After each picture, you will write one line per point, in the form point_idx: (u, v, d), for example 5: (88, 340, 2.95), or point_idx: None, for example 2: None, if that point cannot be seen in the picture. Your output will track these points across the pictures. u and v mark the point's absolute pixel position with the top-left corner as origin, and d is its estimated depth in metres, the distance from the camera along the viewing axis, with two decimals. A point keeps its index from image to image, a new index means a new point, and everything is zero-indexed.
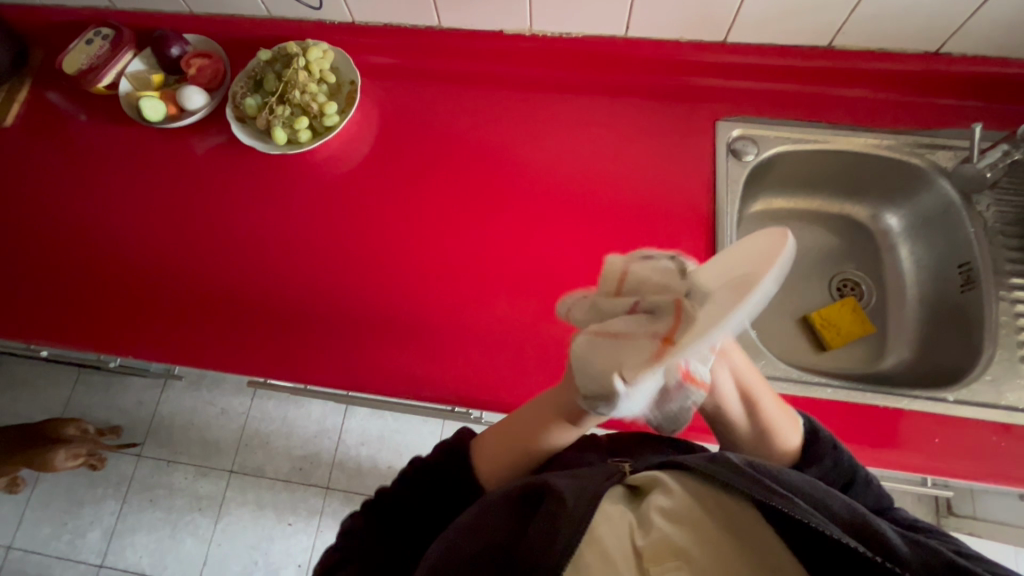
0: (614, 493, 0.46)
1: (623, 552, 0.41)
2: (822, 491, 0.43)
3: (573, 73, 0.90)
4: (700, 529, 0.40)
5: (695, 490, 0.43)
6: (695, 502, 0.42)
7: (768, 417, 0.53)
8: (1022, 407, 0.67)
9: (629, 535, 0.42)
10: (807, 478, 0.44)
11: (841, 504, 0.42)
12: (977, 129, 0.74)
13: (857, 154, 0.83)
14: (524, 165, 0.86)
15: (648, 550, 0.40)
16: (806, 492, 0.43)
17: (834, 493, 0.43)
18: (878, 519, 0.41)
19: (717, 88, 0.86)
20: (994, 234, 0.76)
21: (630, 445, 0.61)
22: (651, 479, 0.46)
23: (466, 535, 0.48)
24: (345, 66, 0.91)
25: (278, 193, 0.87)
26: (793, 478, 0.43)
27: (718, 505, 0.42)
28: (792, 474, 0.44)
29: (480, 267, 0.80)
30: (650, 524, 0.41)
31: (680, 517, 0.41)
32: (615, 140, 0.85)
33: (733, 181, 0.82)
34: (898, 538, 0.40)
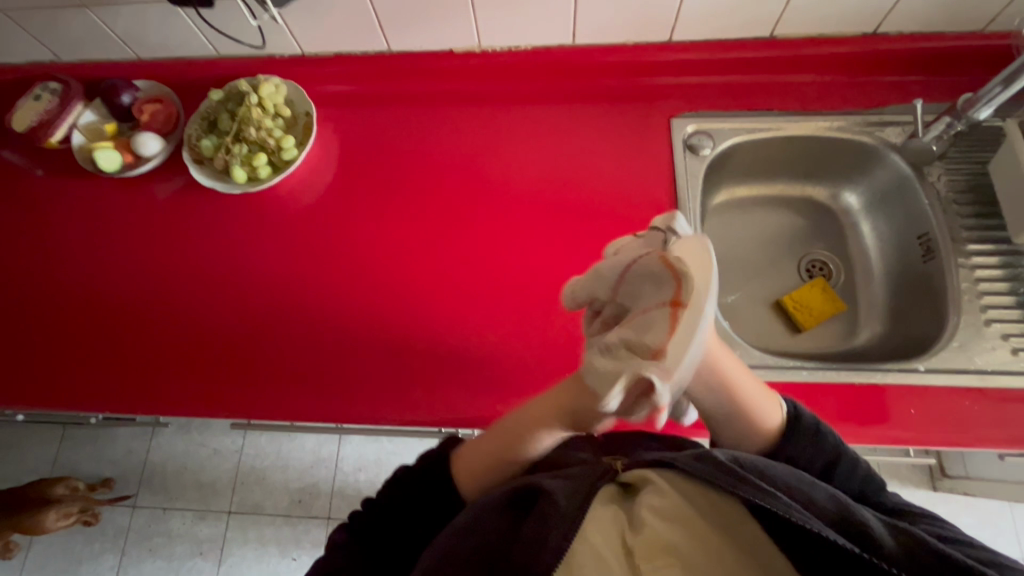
0: (606, 491, 0.46)
1: (615, 549, 0.41)
2: (807, 483, 0.43)
3: (526, 85, 0.91)
4: (690, 526, 0.40)
5: (682, 488, 0.43)
6: (685, 502, 0.42)
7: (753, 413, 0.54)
8: (991, 369, 0.69)
9: (620, 533, 0.42)
10: (793, 470, 0.44)
11: (825, 496, 0.42)
12: (918, 105, 0.76)
13: (810, 138, 0.85)
14: (487, 180, 0.86)
15: (638, 548, 0.40)
16: (793, 487, 0.43)
17: (817, 484, 0.43)
18: (860, 507, 0.42)
19: (669, 86, 0.88)
20: (948, 203, 0.78)
21: (631, 443, 0.60)
22: (641, 476, 0.46)
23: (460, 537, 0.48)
24: (299, 97, 0.91)
25: (244, 231, 0.86)
26: (778, 474, 0.43)
27: (705, 500, 0.42)
28: (777, 468, 0.44)
29: (453, 286, 0.80)
30: (642, 522, 0.41)
31: (670, 513, 0.41)
32: (574, 146, 0.86)
33: (693, 176, 0.83)
34: (882, 528, 0.41)
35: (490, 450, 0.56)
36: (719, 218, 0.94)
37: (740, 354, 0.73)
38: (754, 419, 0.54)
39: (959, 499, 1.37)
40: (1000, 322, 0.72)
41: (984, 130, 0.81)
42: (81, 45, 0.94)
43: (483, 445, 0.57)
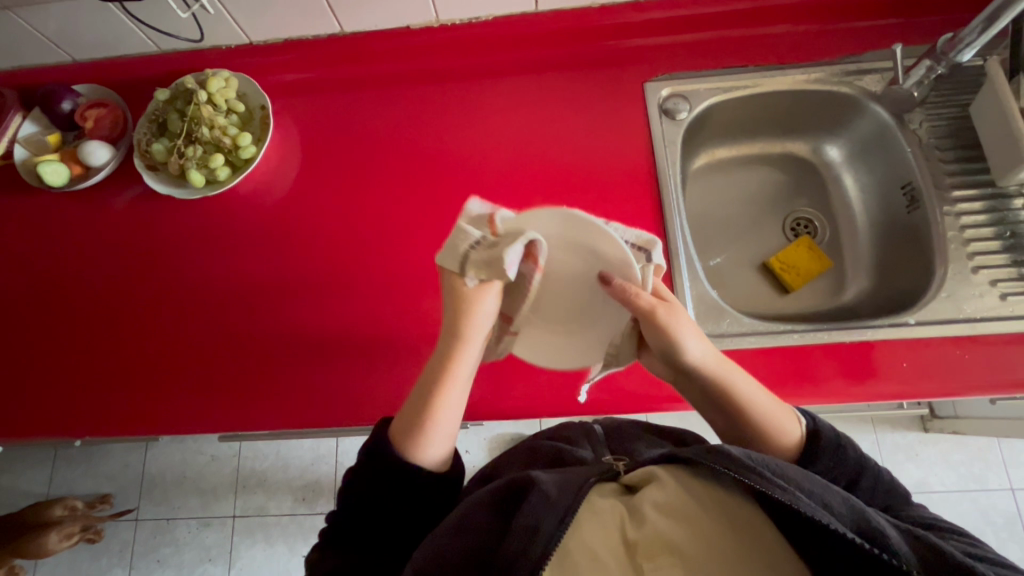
0: (605, 487, 0.46)
1: (616, 547, 0.40)
2: (820, 485, 0.42)
3: (490, 59, 0.86)
4: (696, 523, 0.40)
5: (689, 485, 0.43)
6: (688, 495, 0.42)
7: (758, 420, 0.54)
8: (980, 316, 0.68)
9: (621, 530, 0.41)
10: (803, 471, 0.43)
11: (840, 501, 0.41)
12: (897, 49, 0.73)
13: (788, 92, 0.82)
14: (458, 163, 0.82)
15: (640, 544, 0.40)
16: (806, 488, 0.41)
17: (831, 487, 0.42)
18: (876, 514, 0.41)
19: (639, 49, 0.84)
20: (931, 149, 0.76)
21: (637, 445, 0.62)
22: (646, 476, 0.45)
23: (451, 538, 0.46)
24: (251, 90, 0.85)
25: (208, 238, 0.82)
26: (792, 474, 0.42)
27: (713, 498, 0.42)
28: (789, 468, 0.42)
29: (433, 278, 0.77)
30: (643, 516, 0.41)
31: (675, 511, 0.41)
32: (545, 120, 0.83)
33: (670, 142, 0.80)
34: (896, 535, 0.40)
35: (414, 409, 0.56)
36: (699, 183, 0.92)
37: (729, 323, 0.72)
38: (769, 432, 0.54)
39: (949, 438, 1.42)
40: (988, 270, 0.70)
41: (963, 71, 0.79)
42: (9, 51, 0.87)
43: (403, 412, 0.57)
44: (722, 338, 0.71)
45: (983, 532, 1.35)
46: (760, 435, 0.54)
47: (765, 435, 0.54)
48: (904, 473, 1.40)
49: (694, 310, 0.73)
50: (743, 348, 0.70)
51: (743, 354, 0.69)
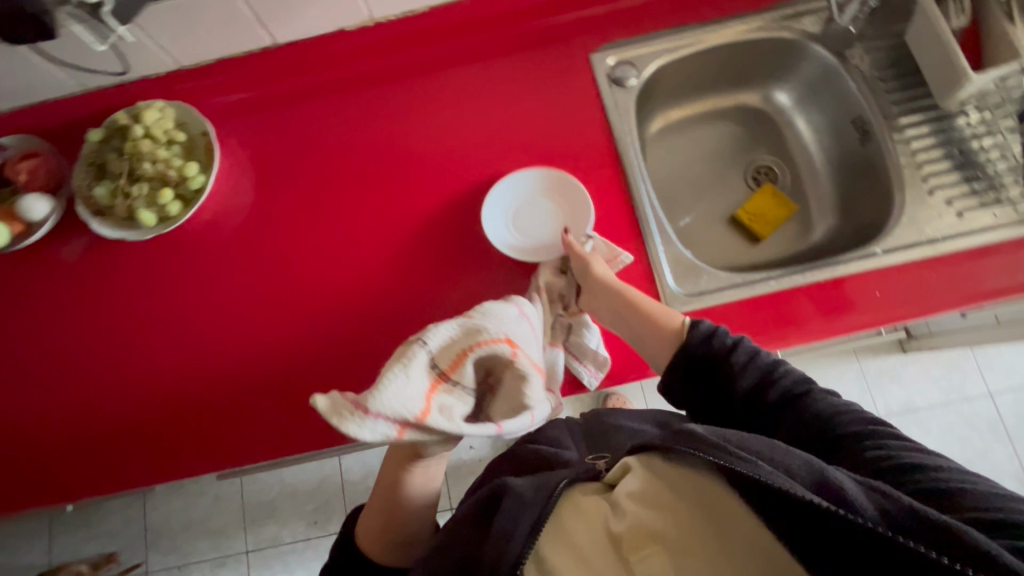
0: (587, 486, 0.49)
1: (600, 543, 0.43)
2: (780, 451, 0.43)
3: (431, 52, 0.84)
4: (670, 508, 0.43)
5: (658, 471, 0.45)
6: (658, 481, 0.45)
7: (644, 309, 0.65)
8: (942, 236, 0.70)
9: (603, 525, 0.44)
10: (767, 440, 0.44)
11: (803, 464, 0.42)
12: None
13: (732, 45, 0.82)
14: (416, 162, 0.81)
15: (624, 537, 0.43)
16: (768, 454, 0.43)
17: (793, 452, 0.43)
18: (836, 472, 0.42)
19: (580, 20, 0.83)
20: (874, 82, 0.77)
21: (618, 437, 0.70)
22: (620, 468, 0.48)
23: (443, 550, 0.50)
24: (190, 117, 0.81)
25: (170, 278, 0.79)
26: (752, 443, 0.43)
27: (682, 481, 0.44)
28: (752, 438, 0.44)
29: (409, 281, 0.76)
30: (622, 509, 0.44)
31: (647, 497, 0.44)
32: (497, 106, 0.82)
33: (624, 110, 0.80)
34: (860, 494, 0.40)
35: (380, 518, 0.59)
36: (658, 147, 0.92)
37: (707, 280, 0.73)
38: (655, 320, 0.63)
39: (927, 355, 1.48)
40: (943, 190, 0.73)
41: None
42: None
43: (375, 498, 0.61)
44: (703, 295, 0.72)
45: (969, 436, 1.43)
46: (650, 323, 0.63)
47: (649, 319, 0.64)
48: (889, 394, 1.47)
49: (672, 273, 0.73)
50: (724, 302, 0.71)
51: (725, 308, 0.71)
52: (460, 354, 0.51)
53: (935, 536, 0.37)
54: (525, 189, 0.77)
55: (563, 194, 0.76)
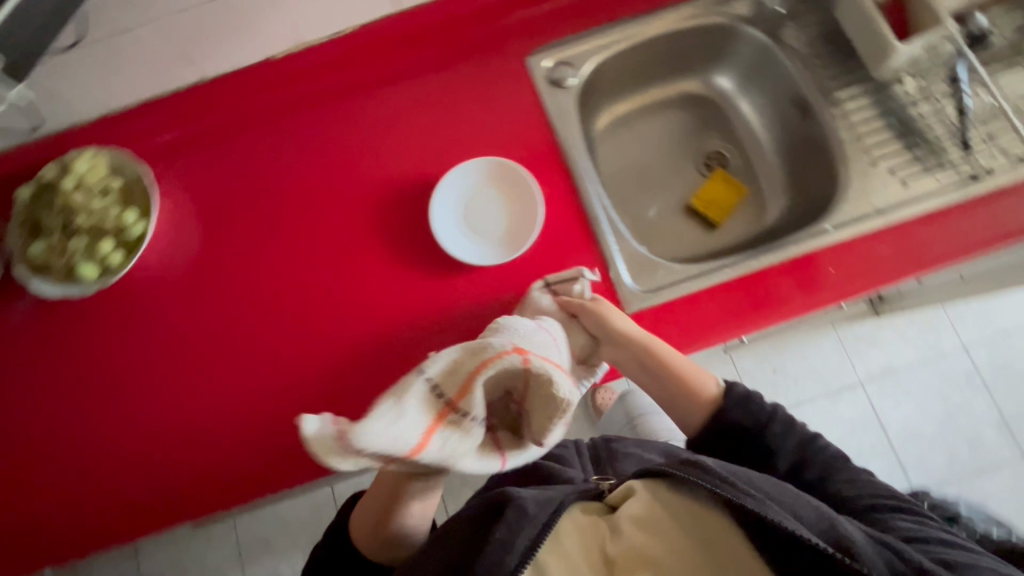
0: (588, 504, 0.55)
1: (596, 561, 0.49)
2: (791, 496, 0.50)
3: (365, 71, 0.83)
4: (665, 533, 0.48)
5: (661, 497, 0.51)
6: (659, 505, 0.50)
7: (676, 370, 0.66)
8: (889, 205, 0.71)
9: (601, 545, 0.50)
10: (778, 485, 0.51)
11: (808, 509, 0.48)
12: None
13: (667, 35, 0.82)
14: (361, 185, 0.79)
15: (618, 559, 0.48)
16: (776, 497, 0.49)
17: (801, 498, 0.50)
18: (842, 522, 0.48)
19: (511, 25, 0.82)
20: (808, 60, 0.78)
21: (623, 463, 0.76)
22: (624, 491, 0.53)
23: (439, 552, 0.54)
24: (123, 162, 0.78)
25: (120, 332, 0.77)
26: (761, 486, 0.50)
27: (687, 511, 0.49)
28: (762, 481, 0.51)
29: (364, 307, 0.75)
30: (620, 531, 0.49)
31: (648, 521, 0.49)
32: (437, 120, 0.80)
33: (566, 112, 0.79)
34: (858, 538, 0.46)
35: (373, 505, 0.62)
36: (607, 144, 0.91)
37: (663, 274, 0.72)
38: (692, 387, 0.66)
39: (901, 316, 1.50)
40: (886, 160, 0.73)
41: None
42: None
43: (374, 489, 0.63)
44: (660, 291, 0.71)
45: (948, 391, 1.45)
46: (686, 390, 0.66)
47: (686, 387, 0.66)
48: (869, 359, 1.49)
49: (628, 271, 0.73)
50: (682, 295, 0.71)
51: (683, 300, 0.71)
52: (465, 382, 0.41)
53: None
54: (450, 210, 0.75)
55: (511, 186, 0.75)
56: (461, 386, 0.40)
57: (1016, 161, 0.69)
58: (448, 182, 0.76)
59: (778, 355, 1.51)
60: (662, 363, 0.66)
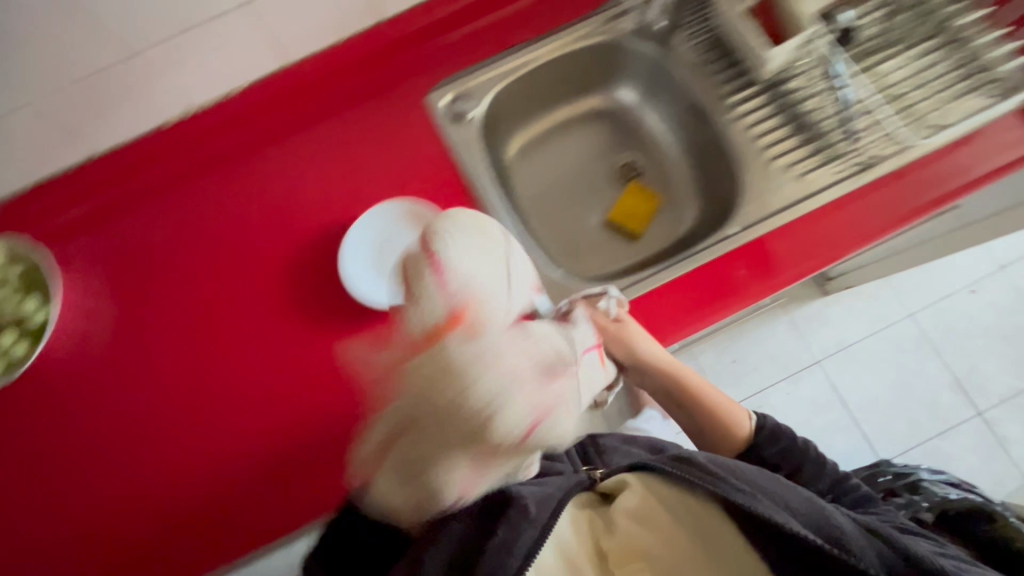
0: (583, 497, 0.56)
1: (591, 552, 0.50)
2: (785, 488, 0.51)
3: (267, 126, 0.83)
4: (660, 526, 0.50)
5: (655, 490, 0.52)
6: (654, 501, 0.52)
7: (710, 403, 0.69)
8: (789, 202, 0.72)
9: (595, 539, 0.51)
10: (771, 475, 0.52)
11: (801, 500, 0.50)
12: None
13: (562, 58, 0.81)
14: (274, 240, 0.79)
15: (613, 552, 0.49)
16: (769, 489, 0.50)
17: (794, 490, 0.51)
18: (835, 514, 0.50)
19: (408, 65, 0.82)
20: (701, 66, 0.79)
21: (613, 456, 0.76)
22: (617, 483, 0.55)
23: (426, 542, 0.51)
24: (18, 249, 0.76)
25: (35, 425, 0.74)
26: (755, 479, 0.51)
27: (682, 507, 0.51)
28: (753, 473, 0.52)
29: (287, 365, 0.74)
30: (615, 526, 0.51)
31: (644, 516, 0.51)
32: (344, 167, 0.81)
33: (471, 146, 0.79)
34: (852, 529, 0.49)
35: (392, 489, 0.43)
36: (521, 169, 0.91)
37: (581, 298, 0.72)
38: (726, 419, 0.69)
39: (849, 292, 1.53)
40: (784, 157, 0.74)
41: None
42: None
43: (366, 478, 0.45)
44: None
45: (902, 360, 1.48)
46: (720, 420, 0.69)
47: (719, 419, 0.69)
48: (823, 337, 1.52)
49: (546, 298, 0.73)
50: None
51: None
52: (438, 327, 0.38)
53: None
54: (359, 255, 0.73)
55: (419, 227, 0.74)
56: (375, 410, 0.42)
57: (899, 147, 0.71)
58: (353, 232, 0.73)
59: (736, 344, 1.53)
60: (702, 403, 0.69)
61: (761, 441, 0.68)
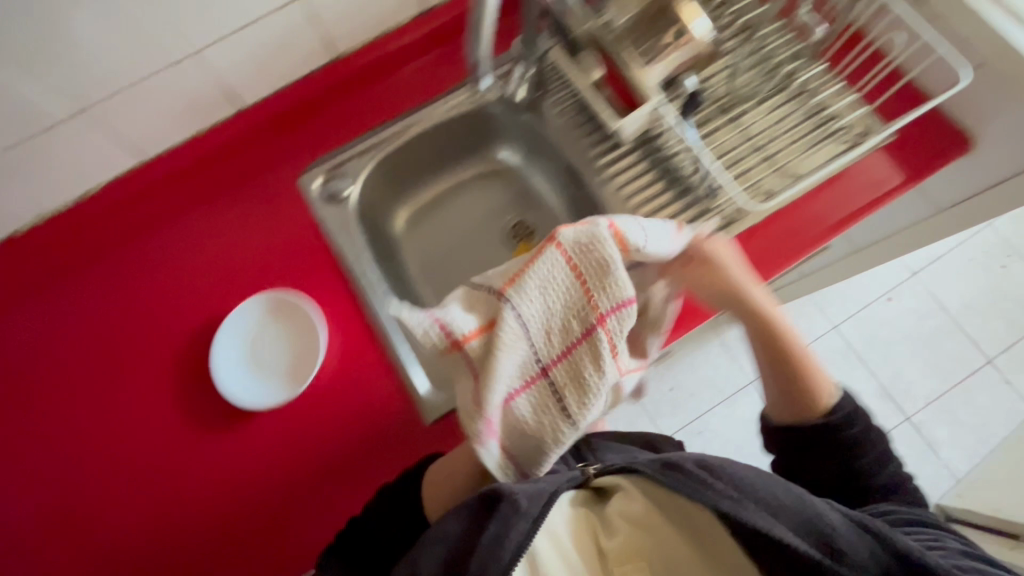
0: (575, 497, 0.52)
1: (588, 552, 0.47)
2: (773, 483, 0.47)
3: (129, 221, 0.79)
4: (654, 528, 0.47)
5: (649, 492, 0.49)
6: (651, 503, 0.48)
7: (801, 358, 0.58)
8: None
9: (595, 539, 0.48)
10: (756, 470, 0.48)
11: (792, 496, 0.47)
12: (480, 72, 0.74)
13: (432, 130, 0.81)
14: (141, 339, 0.75)
15: (610, 552, 0.47)
16: (754, 488, 0.46)
17: (786, 486, 0.47)
18: (828, 512, 0.46)
19: (276, 148, 0.81)
20: (569, 132, 0.80)
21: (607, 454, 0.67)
22: (615, 485, 0.52)
23: (429, 543, 0.49)
24: None
25: None
26: (742, 476, 0.47)
27: (677, 510, 0.47)
28: (745, 470, 0.48)
29: (158, 473, 0.70)
30: (613, 526, 0.48)
31: (638, 520, 0.47)
32: (214, 257, 0.77)
33: (346, 227, 0.77)
34: (846, 530, 0.45)
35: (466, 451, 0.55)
36: (408, 241, 0.89)
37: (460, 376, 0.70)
38: (810, 383, 0.58)
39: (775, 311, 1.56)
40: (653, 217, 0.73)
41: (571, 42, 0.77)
42: None
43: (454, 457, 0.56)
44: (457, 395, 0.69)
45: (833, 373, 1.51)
46: (805, 382, 0.58)
47: (807, 378, 0.58)
48: (755, 357, 1.53)
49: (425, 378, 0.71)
50: None
51: None
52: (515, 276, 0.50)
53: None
54: (236, 349, 0.72)
55: (291, 316, 0.73)
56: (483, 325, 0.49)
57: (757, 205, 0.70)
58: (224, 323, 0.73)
59: (672, 373, 1.53)
60: (793, 361, 0.58)
61: (848, 420, 0.58)
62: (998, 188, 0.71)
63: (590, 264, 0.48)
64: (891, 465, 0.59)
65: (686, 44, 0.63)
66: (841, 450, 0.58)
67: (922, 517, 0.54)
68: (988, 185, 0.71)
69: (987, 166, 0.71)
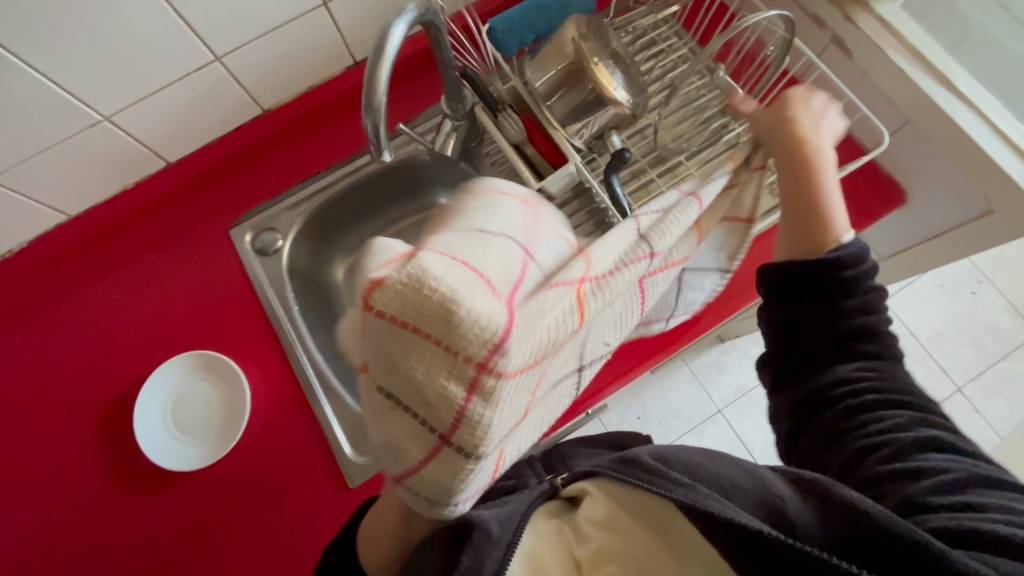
0: (547, 508, 0.48)
1: (564, 564, 0.43)
2: (726, 464, 0.42)
3: (47, 283, 0.75)
4: (627, 528, 0.42)
5: (616, 493, 0.44)
6: (620, 506, 0.43)
7: (824, 197, 0.50)
8: None
9: (568, 549, 0.44)
10: (710, 453, 0.43)
11: (743, 476, 0.41)
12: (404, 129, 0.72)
13: (365, 178, 0.81)
14: (46, 405, 0.70)
15: (586, 560, 0.42)
16: (706, 473, 0.41)
17: (736, 465, 0.42)
18: (776, 484, 0.40)
19: (205, 201, 0.79)
20: (502, 182, 0.79)
21: (576, 460, 0.66)
22: (581, 490, 0.47)
23: None
24: None
25: None
26: (694, 462, 0.42)
27: (642, 506, 0.43)
28: (697, 455, 0.43)
29: (59, 550, 0.64)
30: (584, 535, 0.43)
31: (609, 522, 0.43)
32: (135, 314, 0.74)
33: (276, 281, 0.76)
34: (800, 504, 0.39)
35: None
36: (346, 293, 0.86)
37: None
38: (822, 217, 0.49)
39: (744, 338, 1.56)
40: None
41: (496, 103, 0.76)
42: None
43: None
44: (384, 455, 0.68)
45: None
46: (815, 211, 0.50)
47: (818, 212, 0.49)
48: (721, 385, 1.53)
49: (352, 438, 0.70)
50: None
51: None
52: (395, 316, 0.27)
53: (897, 550, 0.35)
54: (157, 415, 0.68)
55: (215, 369, 0.70)
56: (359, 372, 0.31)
57: None
58: (144, 389, 0.69)
59: (639, 401, 1.52)
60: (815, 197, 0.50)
61: (851, 262, 0.47)
62: (939, 238, 0.73)
63: (414, 306, 0.26)
64: (880, 312, 0.47)
65: (602, 109, 0.65)
66: (832, 299, 0.47)
67: (898, 388, 0.45)
68: (941, 230, 0.72)
69: (928, 211, 0.72)
